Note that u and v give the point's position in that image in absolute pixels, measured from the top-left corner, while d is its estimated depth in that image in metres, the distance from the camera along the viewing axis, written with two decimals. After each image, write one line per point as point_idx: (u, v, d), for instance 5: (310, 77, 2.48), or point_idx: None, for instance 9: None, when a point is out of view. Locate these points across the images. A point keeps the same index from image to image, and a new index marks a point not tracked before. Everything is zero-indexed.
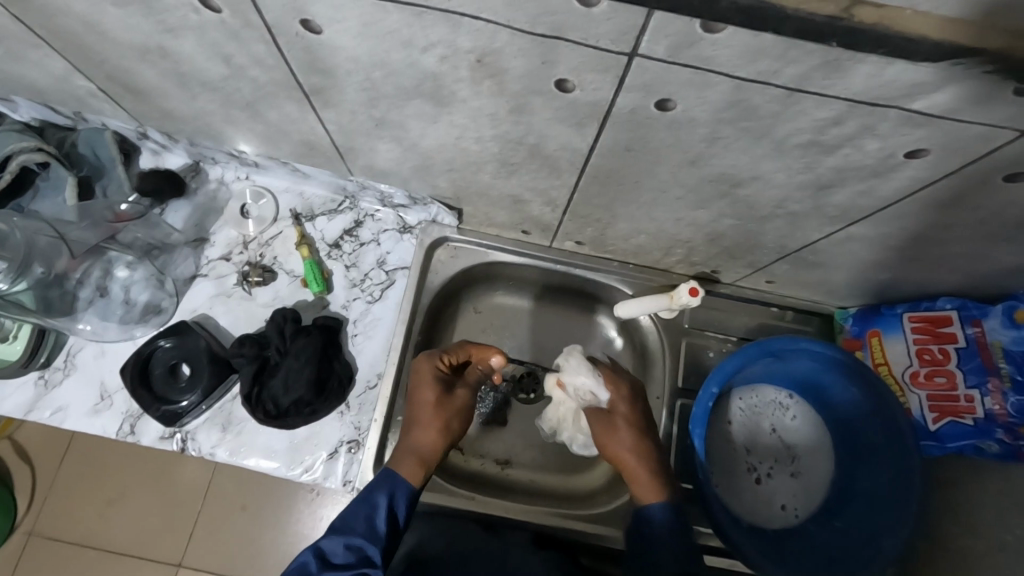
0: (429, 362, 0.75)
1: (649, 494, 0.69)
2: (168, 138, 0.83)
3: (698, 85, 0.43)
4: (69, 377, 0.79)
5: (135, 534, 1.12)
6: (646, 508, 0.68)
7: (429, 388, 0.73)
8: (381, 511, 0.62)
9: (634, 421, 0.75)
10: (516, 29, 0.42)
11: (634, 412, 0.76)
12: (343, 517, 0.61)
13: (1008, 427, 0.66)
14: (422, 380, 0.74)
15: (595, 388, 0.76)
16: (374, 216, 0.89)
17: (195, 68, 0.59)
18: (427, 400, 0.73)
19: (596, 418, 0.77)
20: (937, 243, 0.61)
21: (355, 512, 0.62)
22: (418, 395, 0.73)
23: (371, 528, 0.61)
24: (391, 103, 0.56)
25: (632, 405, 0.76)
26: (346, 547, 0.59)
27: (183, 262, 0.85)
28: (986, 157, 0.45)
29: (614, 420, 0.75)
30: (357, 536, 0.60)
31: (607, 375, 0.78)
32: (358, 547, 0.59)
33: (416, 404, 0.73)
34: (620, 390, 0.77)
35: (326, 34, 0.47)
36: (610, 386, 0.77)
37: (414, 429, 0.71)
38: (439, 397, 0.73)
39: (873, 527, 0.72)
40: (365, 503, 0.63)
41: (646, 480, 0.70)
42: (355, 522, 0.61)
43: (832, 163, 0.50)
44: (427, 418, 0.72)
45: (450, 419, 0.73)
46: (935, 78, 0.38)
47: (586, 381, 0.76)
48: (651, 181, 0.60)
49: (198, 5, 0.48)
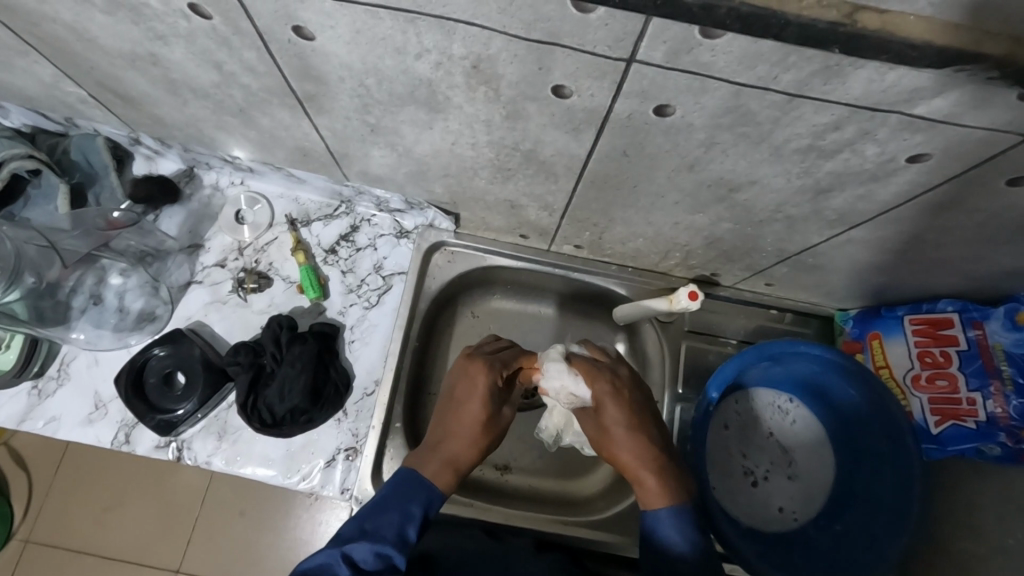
0: (488, 373, 0.69)
1: (657, 501, 0.62)
2: (161, 144, 0.83)
3: (696, 91, 0.43)
4: (62, 387, 0.78)
5: (132, 542, 1.12)
6: (653, 514, 0.62)
7: (481, 401, 0.68)
8: (413, 518, 0.59)
9: (628, 419, 0.68)
10: (511, 35, 0.41)
11: (625, 410, 0.68)
12: (373, 521, 0.57)
13: (1010, 430, 0.65)
14: (472, 391, 0.68)
15: (575, 388, 0.69)
16: (370, 221, 0.88)
17: (186, 74, 0.58)
18: (477, 414, 0.67)
19: (585, 418, 0.70)
20: (938, 247, 0.61)
21: (386, 518, 0.57)
22: (466, 403, 0.68)
23: (402, 536, 0.57)
24: (385, 110, 0.56)
25: (620, 401, 0.68)
26: (375, 555, 0.55)
27: (177, 269, 0.84)
28: (987, 161, 0.45)
29: (605, 421, 0.68)
30: (387, 543, 0.56)
31: (585, 371, 0.70)
32: (388, 556, 0.55)
33: (461, 413, 0.68)
34: (604, 387, 0.69)
35: (318, 40, 0.47)
36: (591, 383, 0.69)
37: (451, 439, 0.66)
38: (488, 411, 0.68)
39: (876, 533, 0.71)
40: (396, 510, 0.58)
41: (655, 486, 0.63)
42: (387, 528, 0.57)
43: (831, 168, 0.50)
44: (472, 432, 0.67)
45: (491, 434, 0.69)
46: (936, 83, 0.37)
47: (565, 383, 0.69)
48: (648, 185, 0.60)
49: (187, 12, 0.47)
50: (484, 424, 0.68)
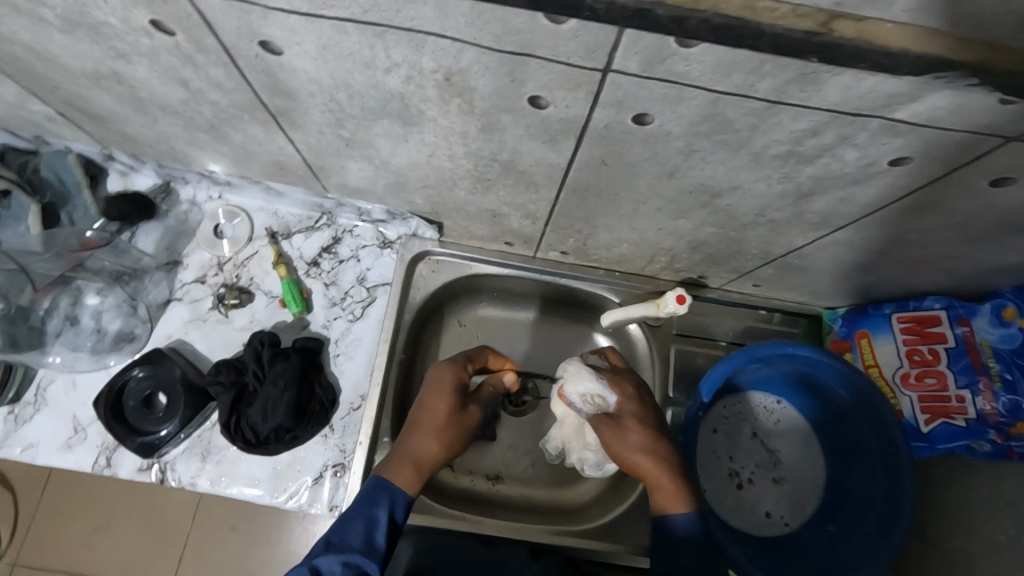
0: (453, 370, 0.67)
1: (673, 503, 0.60)
2: (135, 160, 0.81)
3: (672, 100, 0.42)
4: (39, 412, 0.76)
5: (121, 563, 1.09)
6: (670, 517, 0.60)
7: (444, 395, 0.65)
8: (380, 523, 0.56)
9: (647, 421, 0.66)
10: (482, 48, 0.40)
11: (646, 413, 0.66)
12: (338, 531, 0.55)
13: (999, 427, 0.66)
14: (437, 387, 0.66)
15: (602, 391, 0.67)
16: (352, 232, 0.87)
17: (153, 92, 0.57)
18: (440, 409, 0.65)
19: (602, 423, 0.66)
20: (923, 246, 0.60)
21: (350, 527, 0.55)
22: (430, 401, 0.66)
23: (369, 543, 0.55)
24: (359, 123, 0.55)
25: (643, 404, 0.67)
26: (343, 565, 0.53)
27: (155, 287, 0.83)
28: (968, 163, 0.44)
29: (624, 423, 0.65)
30: (355, 552, 0.54)
31: (611, 377, 0.68)
32: (356, 565, 0.53)
33: (427, 409, 0.65)
34: (627, 390, 0.67)
35: (285, 56, 0.45)
36: (616, 388, 0.68)
37: (416, 438, 0.64)
38: (451, 407, 0.66)
39: (867, 534, 0.71)
40: (360, 517, 0.56)
41: (671, 487, 0.61)
42: (353, 537, 0.55)
43: (812, 173, 0.49)
44: (435, 429, 0.64)
45: (456, 433, 0.65)
46: (914, 89, 0.37)
47: (591, 385, 0.67)
48: (629, 193, 0.59)
49: (149, 30, 0.46)
50: (448, 420, 0.65)
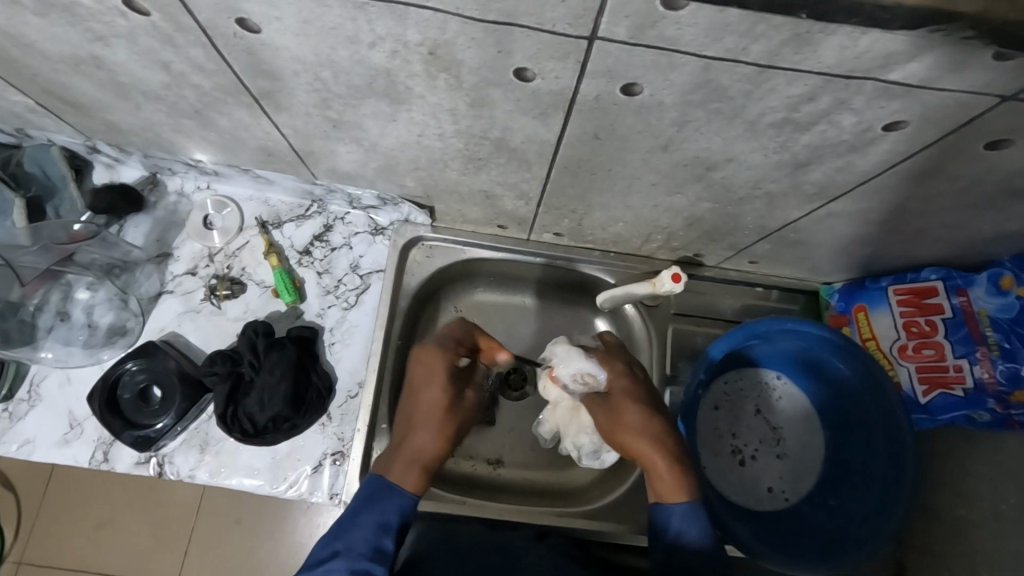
0: (444, 358, 0.66)
1: (670, 491, 0.58)
2: (120, 151, 0.79)
3: (663, 68, 0.41)
4: (34, 409, 0.76)
5: (126, 560, 1.09)
6: (667, 507, 0.58)
7: (440, 386, 0.65)
8: (389, 529, 0.56)
9: (639, 398, 0.65)
10: (467, 18, 0.39)
11: (641, 391, 0.66)
12: (345, 537, 0.55)
13: (998, 396, 0.65)
14: (430, 377, 0.65)
15: (593, 369, 0.67)
16: (344, 219, 0.86)
17: (132, 76, 0.56)
18: (436, 401, 0.64)
19: (597, 405, 0.66)
20: (920, 215, 0.60)
21: (359, 534, 0.55)
22: (422, 393, 0.65)
23: (378, 548, 0.55)
24: (345, 103, 0.54)
25: (636, 384, 0.67)
26: (352, 572, 0.53)
27: (147, 279, 0.82)
28: (965, 125, 0.43)
29: (617, 403, 0.65)
30: (363, 558, 0.54)
31: (601, 356, 0.69)
32: (366, 571, 0.53)
33: (420, 402, 0.65)
34: (617, 367, 0.68)
35: (265, 33, 0.44)
36: (607, 365, 0.68)
37: (416, 430, 0.63)
38: (448, 397, 0.65)
39: (868, 506, 0.71)
40: (365, 523, 0.56)
41: (670, 474, 0.59)
42: (359, 543, 0.54)
43: (808, 141, 0.48)
44: (435, 421, 0.64)
45: (454, 425, 0.65)
46: (911, 47, 0.36)
47: (582, 364, 0.66)
48: (624, 168, 0.58)
49: (124, 9, 0.45)
50: (447, 411, 0.65)
